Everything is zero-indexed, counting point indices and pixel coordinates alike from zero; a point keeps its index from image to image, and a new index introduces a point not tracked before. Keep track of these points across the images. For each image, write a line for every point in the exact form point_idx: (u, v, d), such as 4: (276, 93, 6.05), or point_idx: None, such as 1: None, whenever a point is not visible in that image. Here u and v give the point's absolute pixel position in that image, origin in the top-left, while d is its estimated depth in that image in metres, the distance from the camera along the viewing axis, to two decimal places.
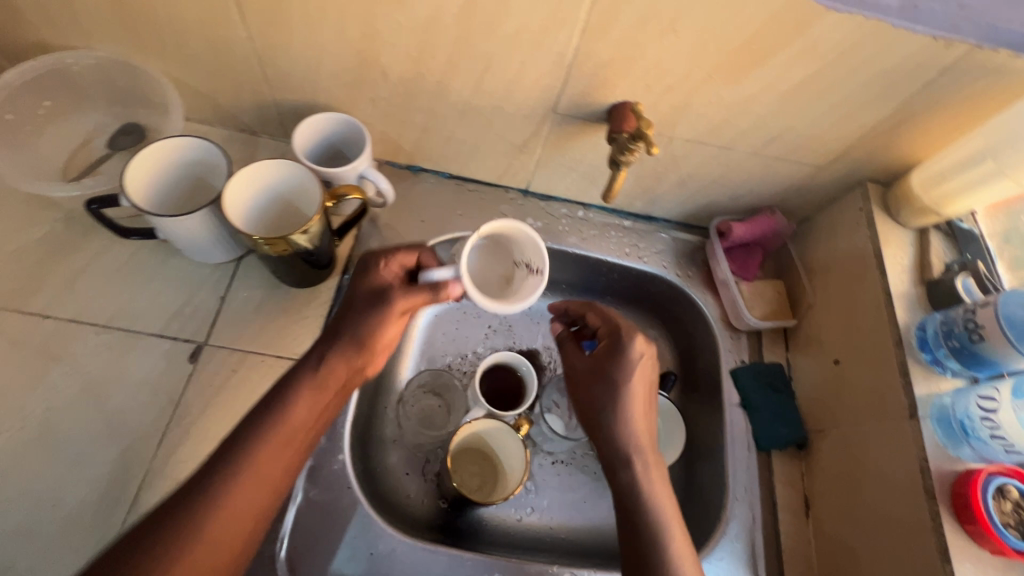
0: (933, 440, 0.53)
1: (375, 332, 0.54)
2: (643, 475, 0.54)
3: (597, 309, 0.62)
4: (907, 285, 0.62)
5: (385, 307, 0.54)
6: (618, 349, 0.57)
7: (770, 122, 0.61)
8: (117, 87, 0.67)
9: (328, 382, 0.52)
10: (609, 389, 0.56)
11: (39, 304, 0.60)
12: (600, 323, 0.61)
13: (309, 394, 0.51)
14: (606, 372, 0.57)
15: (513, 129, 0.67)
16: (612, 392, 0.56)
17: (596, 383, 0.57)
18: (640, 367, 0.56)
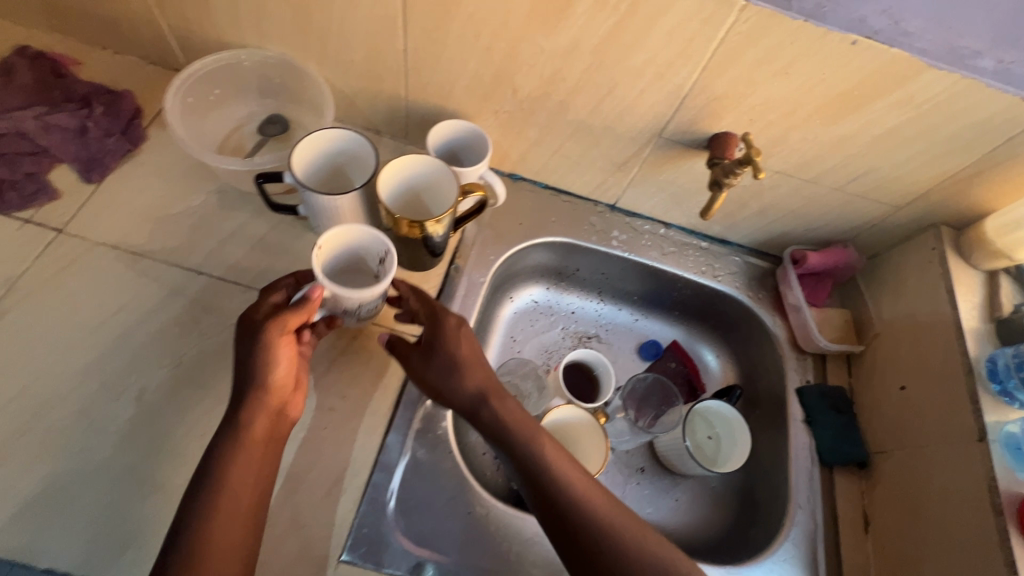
0: (1002, 462, 0.58)
1: (263, 375, 0.53)
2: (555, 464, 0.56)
3: (416, 292, 0.64)
4: (978, 322, 0.67)
5: (266, 339, 0.53)
6: (436, 328, 0.61)
7: (856, 162, 0.67)
8: (274, 83, 0.77)
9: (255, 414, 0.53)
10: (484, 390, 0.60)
11: (196, 262, 0.69)
12: (419, 307, 0.63)
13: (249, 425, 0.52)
14: (462, 369, 0.60)
15: (617, 148, 0.75)
16: (450, 368, 0.60)
17: (431, 366, 0.60)
18: (462, 336, 0.61)
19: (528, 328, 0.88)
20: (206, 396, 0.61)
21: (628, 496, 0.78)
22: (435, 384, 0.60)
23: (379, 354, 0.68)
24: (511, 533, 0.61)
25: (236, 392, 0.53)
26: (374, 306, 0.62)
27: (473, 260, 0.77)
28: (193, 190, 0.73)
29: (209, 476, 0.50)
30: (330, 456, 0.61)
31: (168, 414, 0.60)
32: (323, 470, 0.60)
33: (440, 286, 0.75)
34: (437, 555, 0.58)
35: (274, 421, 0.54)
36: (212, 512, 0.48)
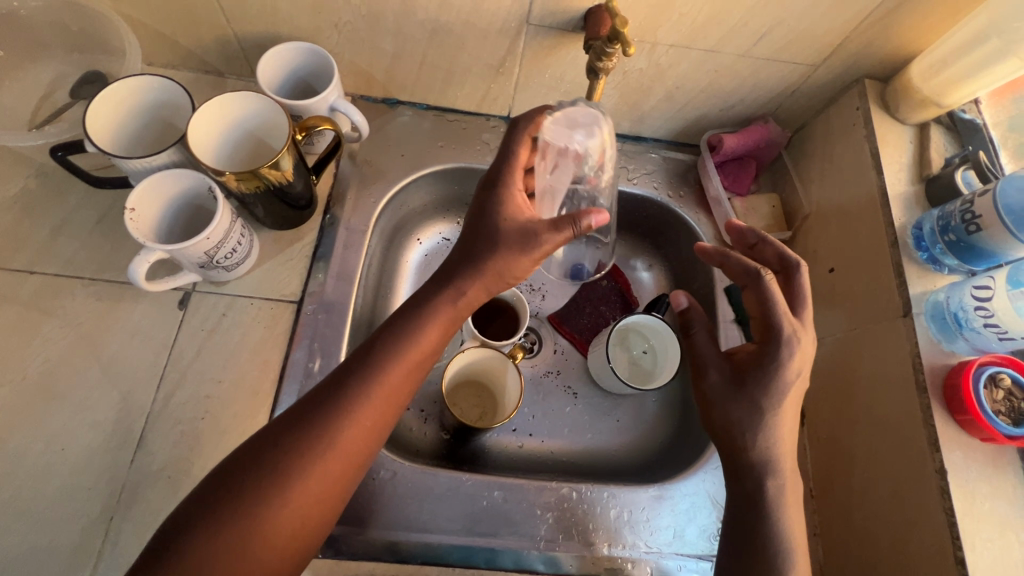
0: (927, 335, 0.53)
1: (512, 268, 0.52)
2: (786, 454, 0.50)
3: (756, 293, 0.52)
4: (905, 185, 0.60)
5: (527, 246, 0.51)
6: (768, 360, 0.50)
7: (759, 18, 0.57)
8: (71, 32, 0.65)
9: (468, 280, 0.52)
10: (765, 398, 0.49)
11: (25, 261, 0.60)
12: (756, 312, 0.52)
13: (467, 288, 0.52)
14: (748, 392, 0.50)
15: (487, 48, 0.64)
16: (755, 413, 0.50)
17: (734, 403, 0.51)
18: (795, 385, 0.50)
19: None
20: (62, 407, 0.55)
21: (568, 423, 0.75)
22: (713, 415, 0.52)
23: (254, 329, 0.61)
24: (423, 490, 0.58)
25: (470, 279, 0.52)
26: (233, 249, 0.58)
27: (351, 206, 0.69)
28: (7, 178, 0.63)
29: (418, 322, 0.51)
30: (211, 447, 0.56)
31: (21, 434, 0.54)
32: (207, 463, 0.55)
33: (316, 241, 0.66)
34: (343, 527, 0.55)
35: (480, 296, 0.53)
36: (375, 386, 0.48)
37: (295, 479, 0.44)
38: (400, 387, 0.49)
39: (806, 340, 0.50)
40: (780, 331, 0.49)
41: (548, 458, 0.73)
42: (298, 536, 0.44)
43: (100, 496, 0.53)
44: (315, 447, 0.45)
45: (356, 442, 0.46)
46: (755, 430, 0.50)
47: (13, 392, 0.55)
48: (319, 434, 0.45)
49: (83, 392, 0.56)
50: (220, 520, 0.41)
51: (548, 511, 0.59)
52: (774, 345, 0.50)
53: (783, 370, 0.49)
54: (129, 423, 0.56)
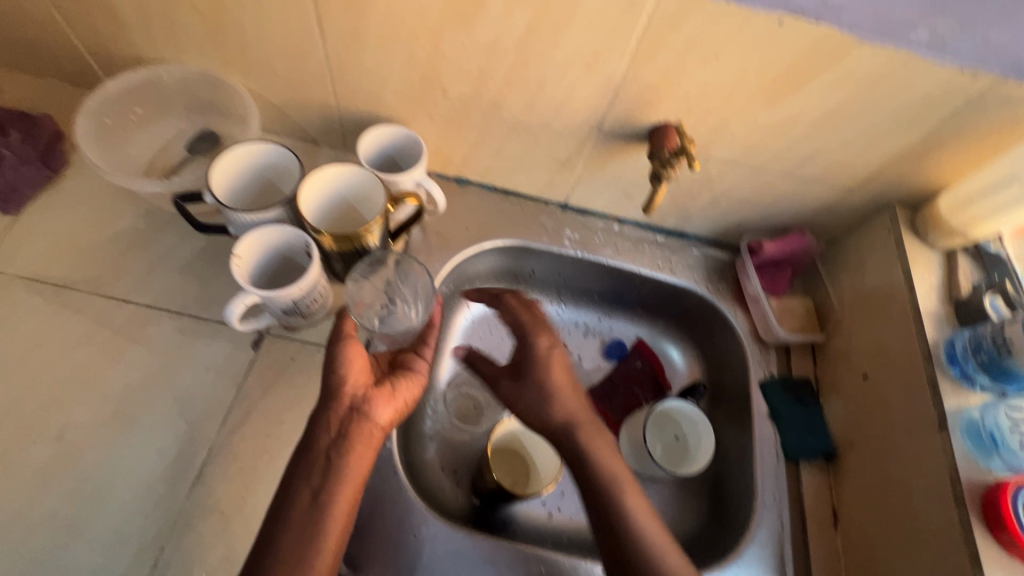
0: (963, 450, 0.55)
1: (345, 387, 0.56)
2: (597, 444, 0.59)
3: (507, 302, 0.67)
4: (936, 304, 0.64)
5: (343, 355, 0.57)
6: (529, 347, 0.64)
7: (803, 146, 0.64)
8: (198, 98, 0.74)
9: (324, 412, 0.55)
10: (541, 379, 0.62)
11: (122, 291, 0.66)
12: (510, 319, 0.67)
13: (321, 413, 0.55)
14: (524, 377, 0.63)
15: (558, 146, 0.72)
16: (544, 394, 0.61)
17: (521, 397, 0.62)
18: (555, 361, 0.63)
19: (487, 335, 0.84)
20: (132, 432, 0.58)
21: None
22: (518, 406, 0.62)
23: (317, 375, 0.65)
24: (462, 555, 0.59)
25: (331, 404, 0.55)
26: (314, 299, 0.63)
27: None
28: (120, 215, 0.70)
29: (328, 437, 0.54)
30: (264, 487, 0.58)
31: (91, 453, 0.57)
32: (257, 502, 0.57)
33: None
34: None
35: (343, 419, 0.55)
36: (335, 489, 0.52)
37: None
38: (323, 470, 0.53)
39: (546, 337, 0.65)
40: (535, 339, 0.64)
41: (575, 535, 0.73)
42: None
43: (155, 523, 0.54)
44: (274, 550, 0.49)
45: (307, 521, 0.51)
46: (546, 415, 0.61)
47: (90, 412, 0.59)
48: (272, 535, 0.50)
49: (153, 419, 0.59)
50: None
51: None
52: (527, 358, 0.64)
53: (537, 351, 0.64)
54: (190, 454, 0.58)
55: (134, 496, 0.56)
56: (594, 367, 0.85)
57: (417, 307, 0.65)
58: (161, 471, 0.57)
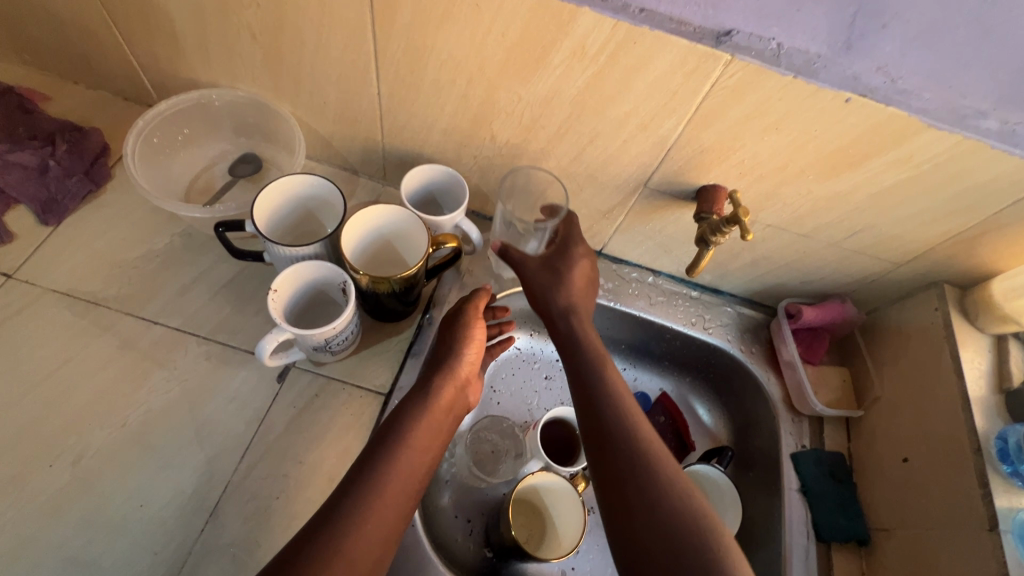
0: (1016, 557, 0.53)
1: (461, 362, 0.62)
2: (623, 395, 0.58)
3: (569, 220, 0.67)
4: (985, 392, 0.62)
5: (467, 333, 0.64)
6: (566, 251, 0.67)
7: (855, 218, 0.63)
8: (246, 122, 0.75)
9: (444, 384, 0.60)
10: (565, 270, 0.66)
11: (152, 311, 0.65)
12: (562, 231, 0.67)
13: (440, 380, 0.60)
14: (554, 267, 0.66)
15: (601, 197, 0.71)
16: (558, 278, 0.66)
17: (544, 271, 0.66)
18: (581, 266, 0.66)
19: (509, 377, 0.84)
20: (149, 462, 0.57)
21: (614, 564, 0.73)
22: (534, 288, 0.66)
23: (341, 414, 0.63)
24: None
25: (446, 371, 0.61)
26: (345, 336, 0.62)
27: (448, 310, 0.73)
28: (157, 233, 0.70)
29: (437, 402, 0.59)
30: (280, 530, 0.56)
31: (106, 480, 0.55)
32: (269, 546, 0.55)
33: (411, 337, 0.70)
34: None
35: (455, 395, 0.61)
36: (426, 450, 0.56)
37: (370, 520, 0.48)
38: (429, 432, 0.56)
39: (583, 249, 0.67)
40: (574, 246, 0.66)
41: None
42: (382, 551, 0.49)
43: (165, 562, 0.52)
44: (373, 490, 0.50)
45: (411, 473, 0.53)
46: (550, 298, 0.65)
47: (110, 436, 0.57)
48: (378, 479, 0.51)
49: (171, 449, 0.58)
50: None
51: None
52: (560, 254, 0.67)
53: (572, 251, 0.67)
54: (206, 489, 0.56)
55: (144, 530, 0.54)
56: None
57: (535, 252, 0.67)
58: (175, 504, 0.55)
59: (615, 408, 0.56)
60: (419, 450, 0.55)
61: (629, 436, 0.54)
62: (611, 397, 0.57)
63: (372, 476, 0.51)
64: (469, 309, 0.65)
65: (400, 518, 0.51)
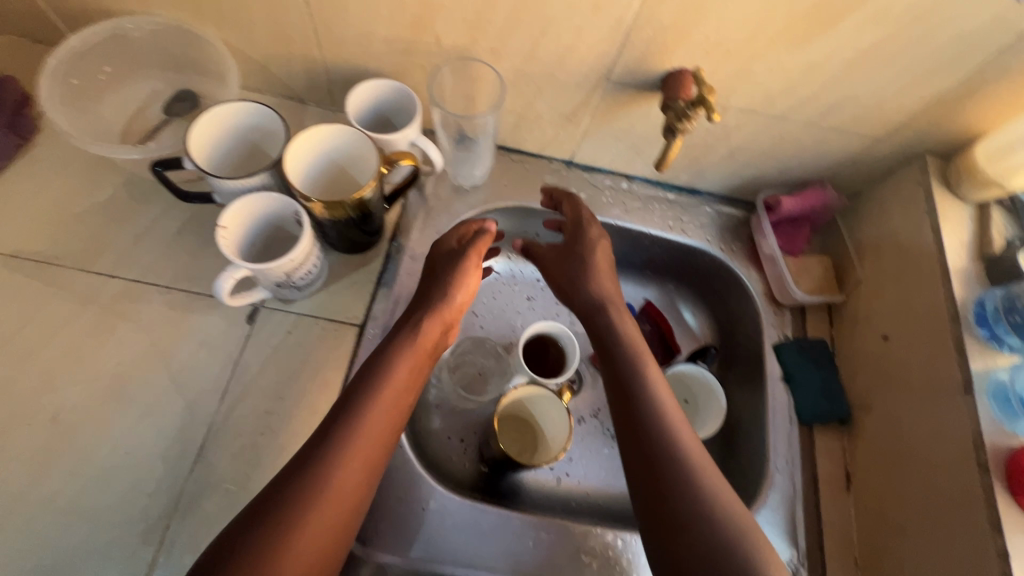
0: (989, 416, 0.53)
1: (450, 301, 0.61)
2: (649, 367, 0.59)
3: (573, 201, 0.71)
4: (965, 261, 0.61)
5: (456, 275, 0.62)
6: (581, 232, 0.69)
7: (831, 91, 0.59)
8: (172, 54, 0.68)
9: (429, 321, 0.59)
10: (586, 250, 0.68)
11: (107, 265, 0.62)
12: (568, 212, 0.71)
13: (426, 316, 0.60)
14: (573, 250, 0.69)
15: (563, 99, 0.66)
16: (582, 264, 0.68)
17: (567, 265, 0.69)
18: (600, 247, 0.69)
19: (491, 301, 0.82)
20: (129, 412, 0.57)
21: (607, 468, 0.75)
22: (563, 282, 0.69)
23: (316, 349, 0.62)
24: (471, 527, 0.58)
25: (430, 306, 0.61)
26: (308, 271, 0.60)
27: (416, 235, 0.71)
28: (99, 184, 0.66)
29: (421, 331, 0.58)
30: (269, 463, 0.56)
31: (89, 432, 0.55)
32: (260, 479, 0.56)
33: (380, 268, 0.68)
34: (388, 555, 0.55)
35: (439, 335, 0.61)
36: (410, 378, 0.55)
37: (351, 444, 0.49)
38: (411, 366, 0.56)
39: (596, 228, 0.70)
40: (588, 229, 0.69)
41: (583, 499, 0.73)
42: (364, 479, 0.49)
43: (159, 502, 0.54)
44: (356, 422, 0.50)
45: (390, 411, 0.52)
46: (581, 286, 0.67)
47: (85, 391, 0.57)
48: (356, 419, 0.50)
49: (150, 398, 0.57)
50: (290, 520, 0.44)
51: (594, 558, 0.58)
52: (579, 236, 0.69)
53: (587, 236, 0.69)
54: (191, 432, 0.57)
55: (134, 475, 0.54)
56: None
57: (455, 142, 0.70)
58: (161, 449, 0.56)
59: (637, 383, 0.57)
60: (402, 380, 0.54)
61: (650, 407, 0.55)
62: (635, 369, 0.58)
63: (354, 408, 0.51)
64: (470, 255, 0.63)
65: (380, 454, 0.51)
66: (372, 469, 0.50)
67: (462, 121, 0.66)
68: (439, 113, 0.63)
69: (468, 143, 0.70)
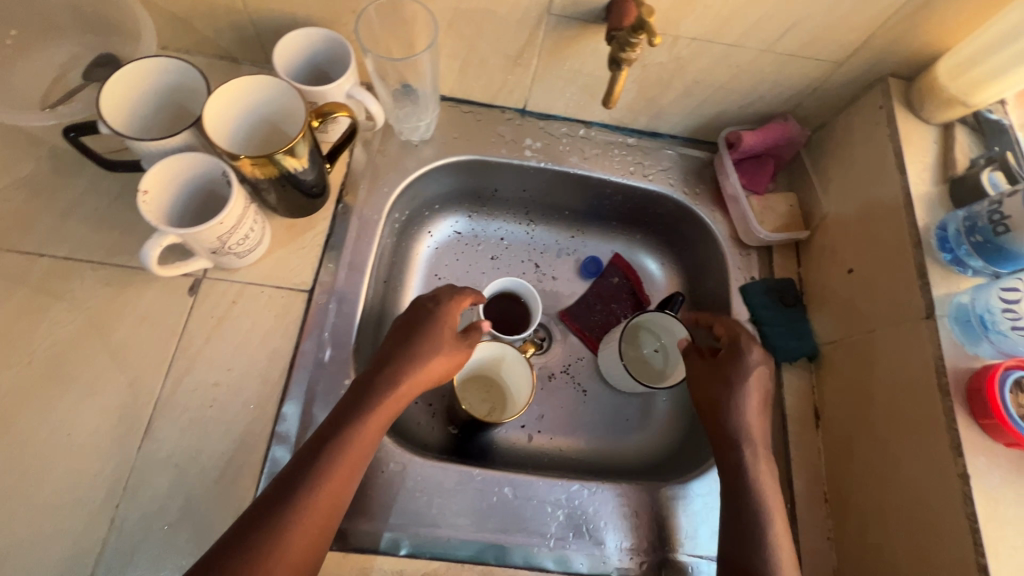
0: (950, 339, 0.52)
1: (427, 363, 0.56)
2: (758, 466, 0.56)
3: (724, 321, 0.65)
4: (929, 185, 0.59)
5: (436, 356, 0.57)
6: (741, 357, 0.61)
7: (785, 12, 0.56)
8: (84, 14, 0.64)
9: (404, 370, 0.55)
10: (739, 377, 0.60)
11: (34, 244, 0.59)
12: (723, 332, 0.64)
13: (403, 365, 0.55)
14: (728, 376, 0.60)
15: (506, 39, 0.63)
16: (734, 396, 0.59)
17: (718, 387, 0.60)
18: (755, 375, 0.60)
19: (453, 264, 0.79)
20: (69, 393, 0.54)
21: (579, 421, 0.74)
22: (710, 396, 0.60)
23: (263, 318, 0.60)
24: (434, 485, 0.57)
25: (405, 351, 0.56)
26: (244, 236, 0.57)
27: (364, 195, 0.68)
28: (19, 159, 0.62)
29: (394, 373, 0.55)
30: (220, 435, 0.55)
31: (27, 416, 0.53)
32: (212, 452, 0.54)
33: (328, 230, 0.65)
34: (349, 519, 0.54)
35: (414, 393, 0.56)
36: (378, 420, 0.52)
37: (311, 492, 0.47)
38: (379, 427, 0.52)
39: (757, 351, 0.61)
40: (748, 352, 0.61)
41: (556, 455, 0.72)
42: (314, 549, 0.46)
43: (107, 482, 0.52)
44: (319, 476, 0.48)
45: (356, 463, 0.50)
46: (736, 420, 0.58)
47: (20, 375, 0.54)
48: (321, 471, 0.48)
49: (90, 378, 0.55)
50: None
51: (559, 508, 0.58)
52: (736, 362, 0.61)
53: (748, 360, 0.60)
54: (136, 409, 0.55)
55: (78, 457, 0.52)
56: (569, 292, 0.81)
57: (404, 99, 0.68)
58: (106, 429, 0.54)
59: (744, 481, 0.56)
60: (366, 445, 0.51)
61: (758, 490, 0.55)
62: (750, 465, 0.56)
63: (314, 476, 0.47)
64: (461, 345, 0.59)
65: (340, 503, 0.48)
66: (323, 536, 0.47)
67: (399, 73, 0.63)
68: (370, 58, 0.59)
69: (416, 96, 0.68)
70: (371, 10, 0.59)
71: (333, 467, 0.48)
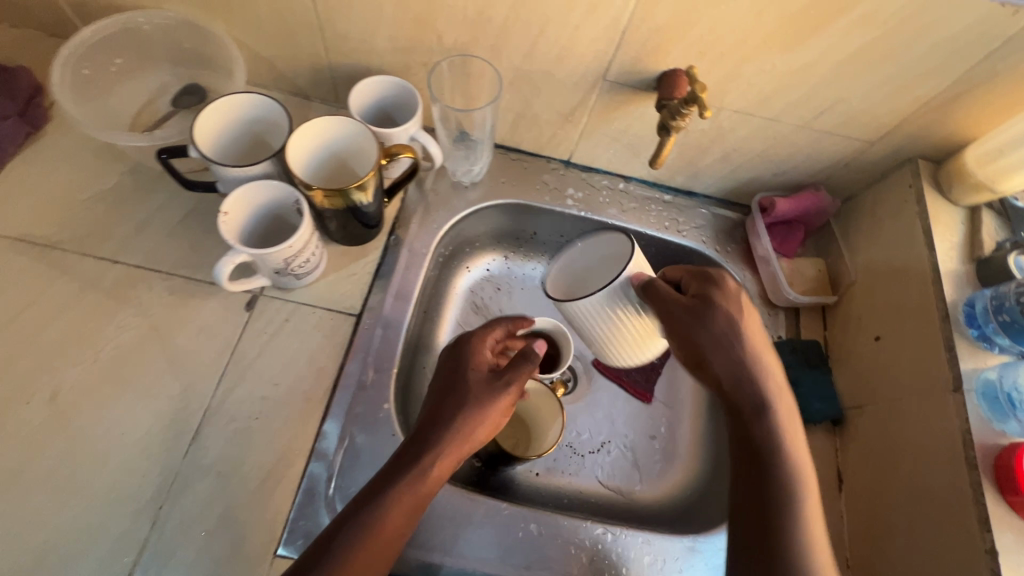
0: (977, 414, 0.54)
1: (461, 415, 0.53)
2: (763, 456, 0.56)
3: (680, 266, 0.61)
4: (956, 264, 0.62)
5: (465, 409, 0.54)
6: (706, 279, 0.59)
7: (824, 94, 0.60)
8: (181, 48, 0.70)
9: (443, 434, 0.52)
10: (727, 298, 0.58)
11: (111, 251, 0.64)
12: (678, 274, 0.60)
13: (440, 424, 0.53)
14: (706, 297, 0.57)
15: (561, 98, 0.68)
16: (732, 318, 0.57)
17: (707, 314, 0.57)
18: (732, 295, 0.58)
19: (487, 300, 0.82)
20: (127, 394, 0.57)
21: (601, 463, 0.75)
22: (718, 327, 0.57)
23: (313, 338, 0.63)
24: (460, 516, 0.58)
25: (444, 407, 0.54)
26: (306, 261, 0.61)
27: (415, 230, 0.72)
28: (106, 172, 0.68)
29: (433, 439, 0.52)
30: (263, 447, 0.57)
31: (86, 412, 0.56)
32: (254, 463, 0.56)
33: (379, 259, 0.69)
34: None
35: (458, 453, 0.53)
36: (405, 487, 0.49)
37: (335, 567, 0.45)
38: (410, 501, 0.49)
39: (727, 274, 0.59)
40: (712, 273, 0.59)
41: (577, 496, 0.73)
42: None
43: (152, 483, 0.54)
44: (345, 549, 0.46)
45: (382, 539, 0.47)
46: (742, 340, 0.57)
47: (84, 373, 0.58)
48: (348, 542, 0.46)
49: (148, 380, 0.58)
50: None
51: (583, 550, 0.58)
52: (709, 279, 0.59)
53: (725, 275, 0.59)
54: (187, 416, 0.57)
55: (128, 456, 0.55)
56: None
57: (459, 147, 0.72)
58: (157, 432, 0.56)
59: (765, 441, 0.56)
60: (393, 533, 0.48)
61: (782, 465, 0.54)
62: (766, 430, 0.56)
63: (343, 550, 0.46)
64: (491, 384, 0.56)
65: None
66: None
67: (468, 121, 0.68)
68: (438, 107, 0.65)
69: (472, 148, 0.73)
70: (445, 65, 0.65)
71: (356, 547, 0.46)
